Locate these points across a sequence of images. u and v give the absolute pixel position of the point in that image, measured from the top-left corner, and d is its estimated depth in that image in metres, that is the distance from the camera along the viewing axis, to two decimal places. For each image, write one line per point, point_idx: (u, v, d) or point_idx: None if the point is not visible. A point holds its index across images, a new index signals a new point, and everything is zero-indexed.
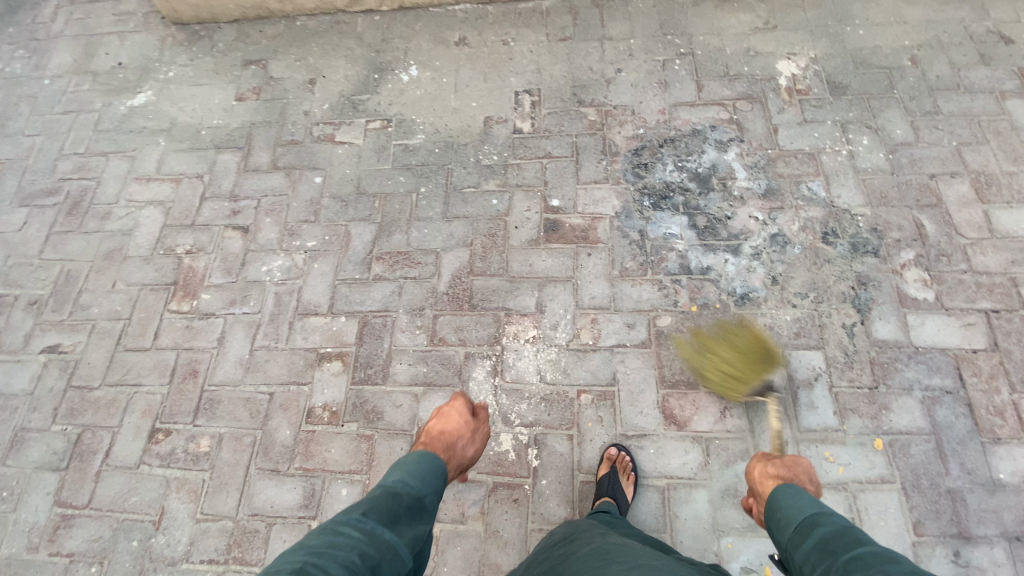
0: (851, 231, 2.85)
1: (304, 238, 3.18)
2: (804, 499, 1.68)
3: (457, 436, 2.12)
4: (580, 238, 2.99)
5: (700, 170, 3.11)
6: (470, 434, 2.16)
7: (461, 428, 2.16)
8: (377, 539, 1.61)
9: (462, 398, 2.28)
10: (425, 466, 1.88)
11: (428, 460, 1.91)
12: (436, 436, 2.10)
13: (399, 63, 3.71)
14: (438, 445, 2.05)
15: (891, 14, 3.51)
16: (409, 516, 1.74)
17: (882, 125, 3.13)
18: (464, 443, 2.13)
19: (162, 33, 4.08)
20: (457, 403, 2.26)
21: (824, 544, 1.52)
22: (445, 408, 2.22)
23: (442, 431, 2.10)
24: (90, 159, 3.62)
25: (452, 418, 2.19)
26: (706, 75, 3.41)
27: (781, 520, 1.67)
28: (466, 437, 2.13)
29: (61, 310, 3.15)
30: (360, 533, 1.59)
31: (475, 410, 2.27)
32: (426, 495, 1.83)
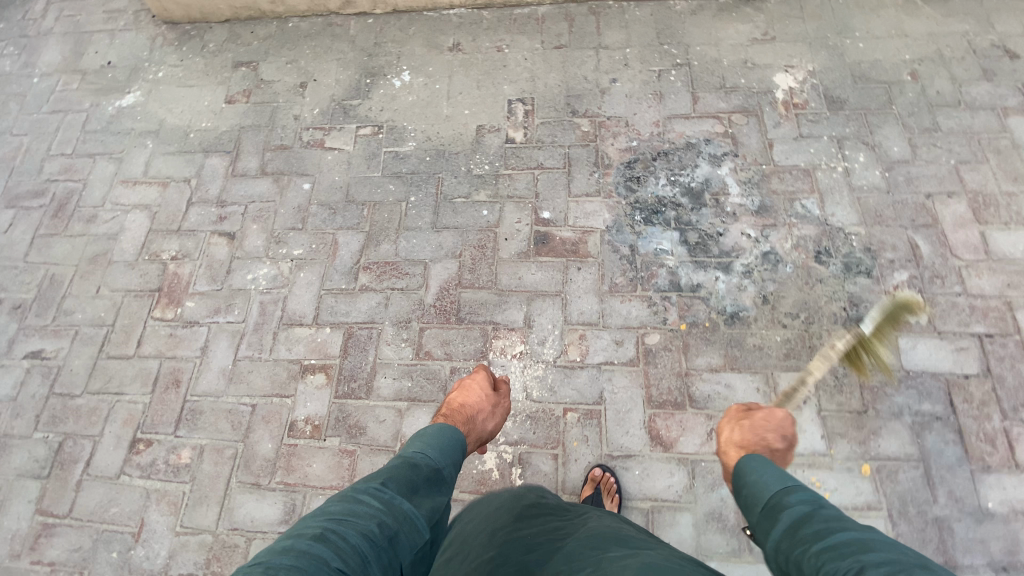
0: (844, 250, 2.81)
1: (291, 246, 3.14)
2: (769, 476, 1.57)
3: (477, 409, 2.14)
4: (569, 252, 2.95)
5: (693, 185, 3.06)
6: (490, 408, 2.18)
7: (483, 402, 2.17)
8: (395, 508, 1.56)
9: (484, 372, 2.30)
10: (445, 437, 1.85)
11: (448, 432, 1.90)
12: (457, 408, 2.12)
13: (392, 68, 3.66)
14: (458, 417, 2.07)
15: (891, 27, 3.46)
16: (426, 488, 1.69)
17: (879, 141, 3.09)
18: (483, 417, 2.14)
19: (152, 33, 4.02)
20: (480, 376, 2.27)
21: (794, 529, 1.39)
22: (467, 381, 2.23)
23: (462, 404, 2.13)
24: (77, 161, 3.58)
25: (473, 392, 2.20)
26: (702, 87, 3.36)
27: (749, 498, 1.56)
28: (486, 411, 2.14)
29: (44, 315, 3.11)
30: (379, 501, 1.55)
31: (497, 384, 2.28)
32: (446, 468, 1.79)
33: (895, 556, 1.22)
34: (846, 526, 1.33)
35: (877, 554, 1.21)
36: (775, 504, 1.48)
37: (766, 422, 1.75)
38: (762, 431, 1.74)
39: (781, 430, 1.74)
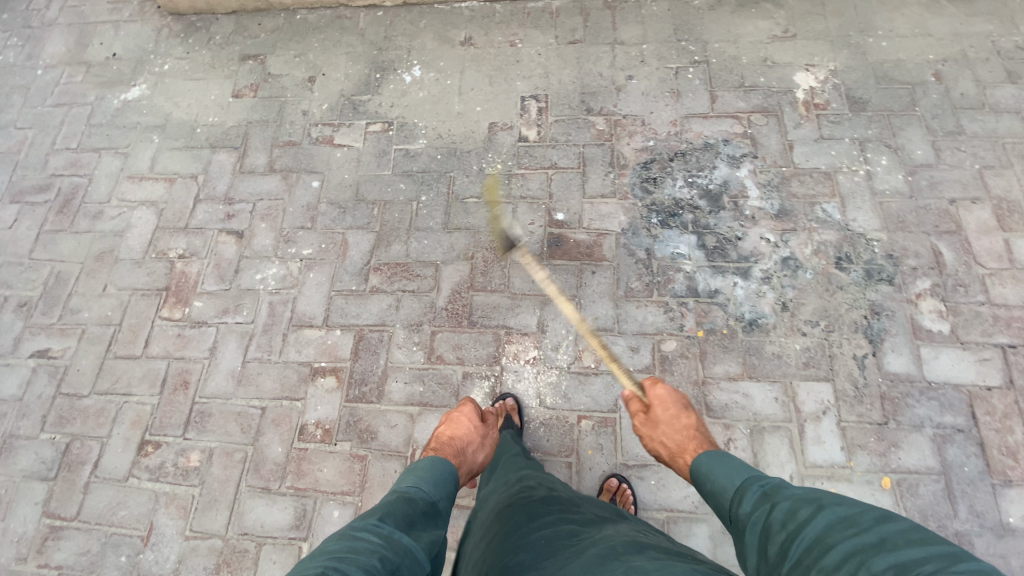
0: (866, 257, 2.75)
1: (300, 245, 3.09)
2: (723, 481, 1.65)
3: (466, 441, 2.12)
4: (584, 255, 2.90)
5: (711, 187, 3.00)
6: (480, 440, 2.16)
7: (472, 434, 2.15)
8: (395, 543, 1.54)
9: (471, 404, 2.29)
10: (438, 470, 1.86)
11: (440, 465, 1.89)
12: (446, 441, 2.08)
13: (402, 63, 3.57)
14: (448, 451, 2.03)
15: (915, 25, 3.37)
16: (423, 521, 1.70)
17: (902, 144, 3.01)
18: (474, 450, 2.12)
19: (158, 24, 3.94)
20: (467, 408, 2.26)
21: (760, 537, 1.43)
22: (454, 414, 2.20)
23: (451, 437, 2.09)
24: (82, 155, 3.52)
25: (462, 424, 2.18)
26: (720, 85, 3.28)
27: (719, 503, 1.65)
28: (476, 443, 2.12)
29: (50, 313, 3.07)
30: (379, 536, 1.53)
31: (484, 415, 2.28)
32: (440, 500, 1.80)
33: (856, 536, 1.26)
34: (801, 521, 1.35)
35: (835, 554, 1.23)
36: (738, 515, 1.54)
37: (662, 406, 2.04)
38: (670, 412, 2.00)
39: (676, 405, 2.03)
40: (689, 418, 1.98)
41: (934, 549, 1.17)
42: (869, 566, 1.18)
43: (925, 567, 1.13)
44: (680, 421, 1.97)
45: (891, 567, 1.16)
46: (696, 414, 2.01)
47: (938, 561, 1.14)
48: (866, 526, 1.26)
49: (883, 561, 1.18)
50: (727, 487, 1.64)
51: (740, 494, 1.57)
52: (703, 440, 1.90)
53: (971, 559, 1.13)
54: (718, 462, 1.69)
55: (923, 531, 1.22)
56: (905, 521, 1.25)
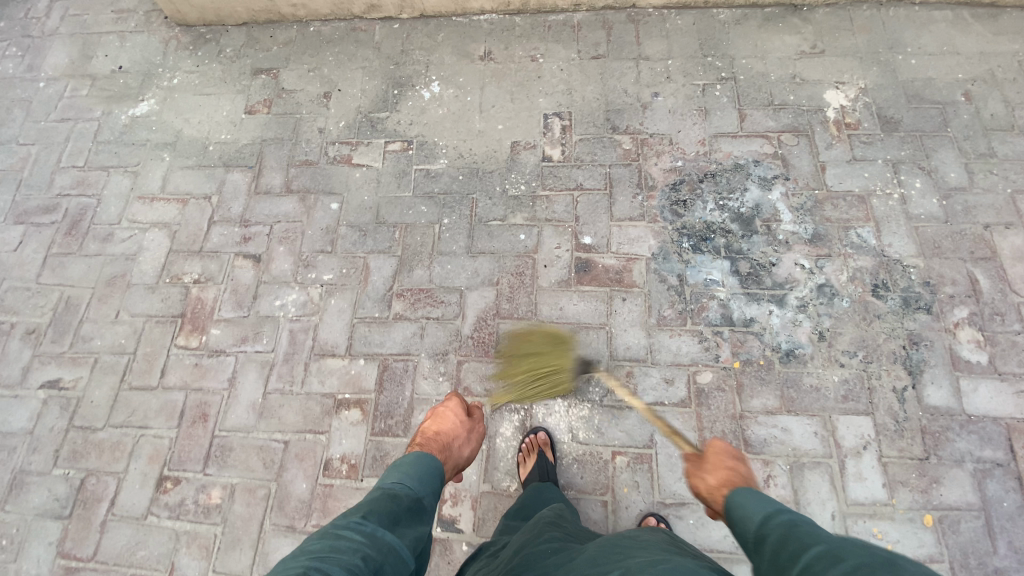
0: (903, 284, 2.69)
1: (319, 270, 3.00)
2: (750, 505, 1.54)
3: (452, 436, 2.12)
4: (613, 281, 2.82)
5: (743, 210, 2.93)
6: (465, 434, 2.17)
7: (457, 428, 2.16)
8: (378, 540, 1.54)
9: (456, 399, 2.30)
10: (422, 466, 1.84)
11: (424, 460, 1.88)
12: (432, 436, 2.08)
13: (420, 78, 3.48)
14: (434, 445, 2.04)
15: (945, 42, 3.30)
16: (408, 518, 1.68)
17: (935, 167, 2.95)
18: (459, 444, 2.12)
19: (165, 35, 3.82)
20: (452, 403, 2.27)
21: (776, 547, 1.37)
22: (440, 409, 2.22)
23: (437, 432, 2.10)
24: (89, 174, 3.41)
25: (447, 418, 2.19)
26: (748, 103, 3.21)
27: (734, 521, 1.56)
28: (461, 437, 2.13)
29: (61, 341, 2.97)
30: (362, 534, 1.52)
31: (470, 410, 2.29)
32: (426, 496, 1.78)
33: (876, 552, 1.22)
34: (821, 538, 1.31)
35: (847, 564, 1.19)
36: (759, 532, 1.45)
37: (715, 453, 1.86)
38: (722, 457, 1.82)
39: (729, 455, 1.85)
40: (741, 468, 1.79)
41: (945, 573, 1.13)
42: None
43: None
44: (727, 461, 1.80)
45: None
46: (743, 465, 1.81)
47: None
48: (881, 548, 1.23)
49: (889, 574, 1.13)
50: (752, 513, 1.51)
51: (766, 513, 1.48)
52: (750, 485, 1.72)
53: None
54: (748, 489, 1.59)
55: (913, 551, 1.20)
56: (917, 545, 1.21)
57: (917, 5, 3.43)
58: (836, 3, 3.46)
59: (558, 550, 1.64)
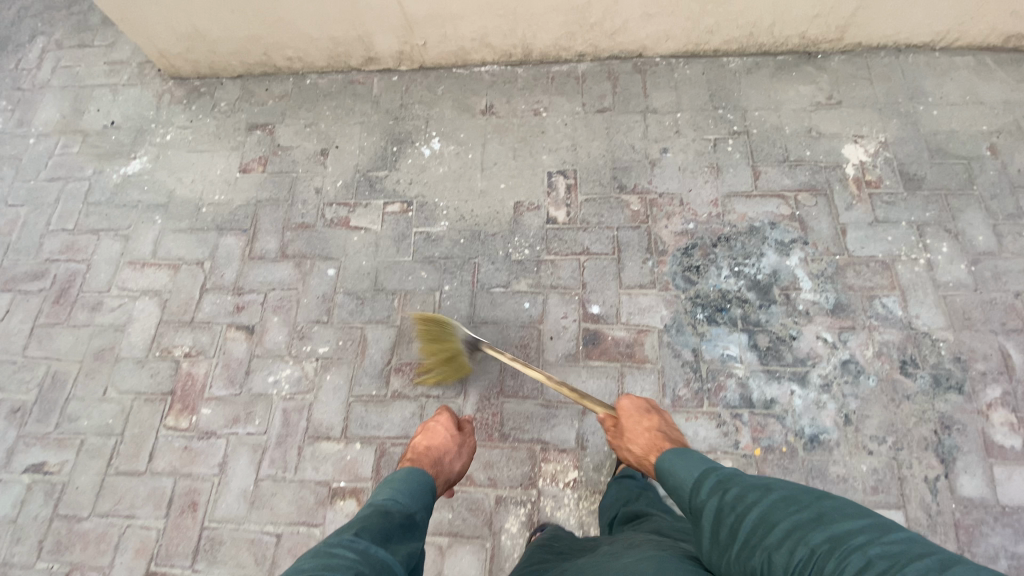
0: (933, 360, 2.53)
1: (314, 342, 2.85)
2: (682, 476, 1.72)
3: (442, 451, 2.18)
4: (624, 356, 2.67)
5: (760, 277, 2.77)
6: (456, 448, 2.22)
7: (448, 443, 2.21)
8: (372, 557, 1.52)
9: (447, 414, 2.34)
10: (413, 481, 1.86)
11: (416, 476, 1.90)
12: (423, 451, 2.13)
13: (420, 134, 3.37)
14: (425, 461, 2.09)
15: (968, 90, 3.15)
16: (399, 535, 1.67)
17: (963, 229, 2.79)
18: (450, 458, 2.18)
19: (159, 88, 3.73)
20: (443, 418, 2.32)
21: (715, 520, 1.52)
22: (430, 424, 2.27)
23: (428, 447, 2.15)
24: (79, 238, 3.30)
25: (438, 433, 2.24)
26: (762, 160, 3.06)
27: (680, 494, 1.72)
28: (452, 451, 2.18)
29: (48, 421, 2.86)
30: (355, 552, 1.50)
31: (461, 424, 2.33)
32: (417, 512, 1.78)
33: (805, 514, 1.39)
34: (750, 503, 1.48)
35: (777, 531, 1.37)
36: (695, 503, 1.63)
37: (627, 415, 2.15)
38: (634, 421, 2.12)
39: (640, 411, 2.15)
40: (652, 421, 2.10)
41: (863, 522, 1.31)
42: (808, 540, 1.32)
43: (855, 538, 1.27)
44: (642, 425, 2.09)
45: (826, 540, 1.29)
46: (659, 418, 2.13)
47: (869, 533, 1.27)
48: (806, 503, 1.41)
49: (820, 535, 1.31)
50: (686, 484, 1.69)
51: (699, 480, 1.66)
52: (668, 439, 2.02)
53: (897, 532, 1.28)
54: (677, 456, 1.77)
55: (856, 507, 1.37)
56: (841, 498, 1.40)
57: (937, 52, 3.28)
58: (853, 50, 3.30)
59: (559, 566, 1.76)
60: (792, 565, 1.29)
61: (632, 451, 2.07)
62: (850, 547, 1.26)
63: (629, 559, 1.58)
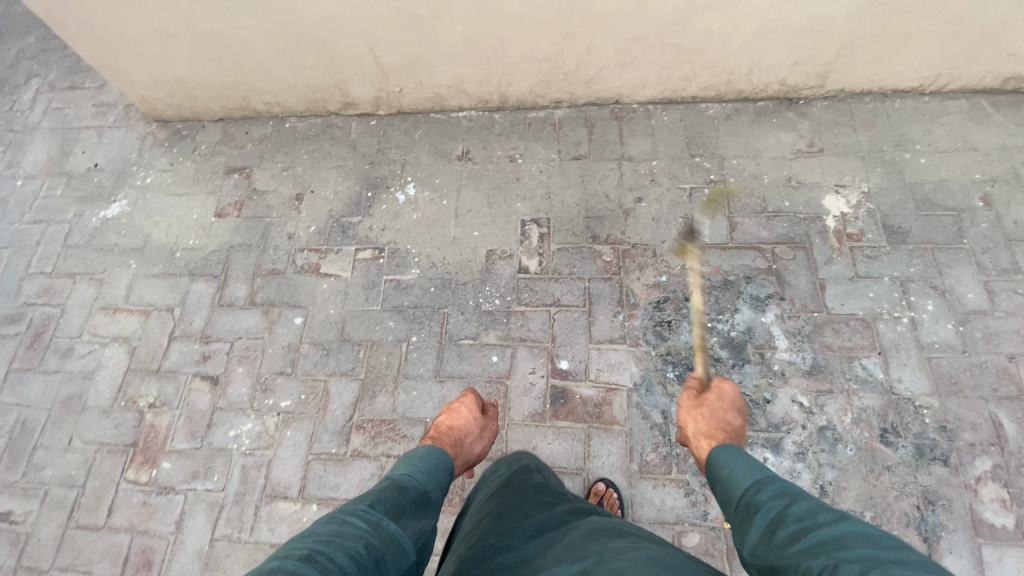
0: (915, 428, 2.42)
1: (278, 395, 2.81)
2: (740, 469, 1.65)
3: (464, 432, 2.23)
4: (591, 416, 2.56)
5: (734, 334, 2.67)
6: (478, 431, 2.26)
7: (470, 425, 2.26)
8: (382, 530, 1.52)
9: (472, 397, 2.40)
10: (433, 460, 1.85)
11: (436, 455, 1.90)
12: (445, 430, 2.19)
13: (395, 179, 3.35)
14: (447, 440, 2.14)
15: (957, 137, 3.05)
16: (412, 511, 1.67)
17: (950, 286, 2.68)
18: (471, 441, 2.22)
19: (142, 130, 3.77)
20: (468, 400, 2.37)
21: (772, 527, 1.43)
22: (455, 405, 2.34)
23: (451, 427, 2.21)
24: (57, 281, 3.32)
25: (461, 414, 2.29)
26: (740, 210, 2.99)
27: (728, 491, 1.64)
28: (474, 434, 2.22)
29: (12, 471, 2.83)
30: (367, 522, 1.51)
31: (485, 409, 2.39)
32: (433, 491, 1.78)
33: (877, 547, 1.25)
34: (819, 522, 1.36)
35: (852, 551, 1.24)
36: (749, 499, 1.55)
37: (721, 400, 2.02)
38: (721, 406, 1.99)
39: (735, 406, 1.99)
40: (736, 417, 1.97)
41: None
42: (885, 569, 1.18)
43: None
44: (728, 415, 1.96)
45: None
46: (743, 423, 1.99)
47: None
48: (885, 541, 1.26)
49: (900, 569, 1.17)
50: (742, 477, 1.63)
51: (758, 483, 1.57)
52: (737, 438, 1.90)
53: None
54: (741, 455, 1.68)
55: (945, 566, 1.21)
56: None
57: (926, 96, 3.17)
58: (836, 96, 3.22)
59: (538, 528, 1.66)
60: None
61: (694, 426, 1.96)
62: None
63: (617, 545, 1.47)
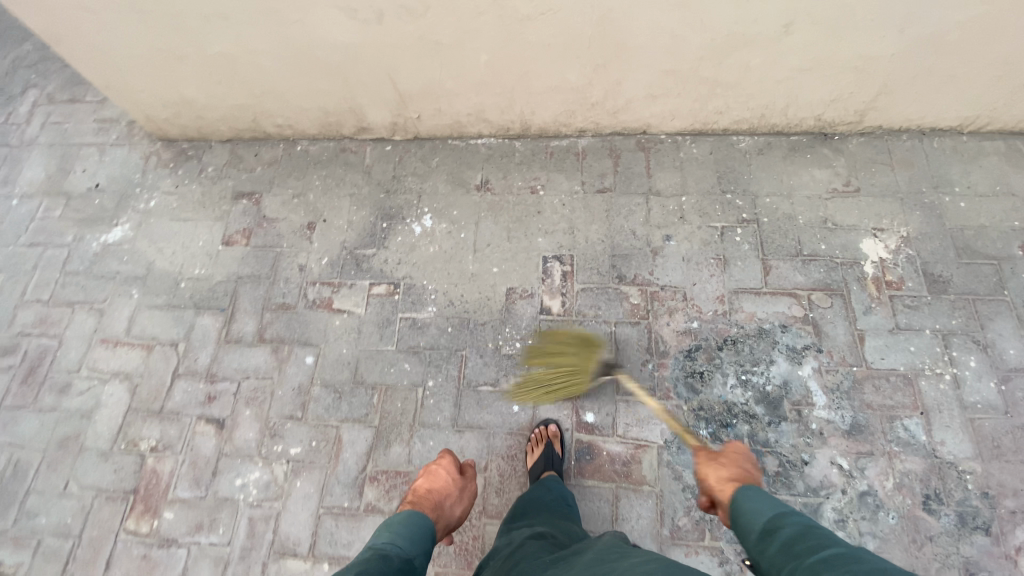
0: (959, 496, 2.29)
1: (287, 441, 2.67)
2: (765, 499, 1.61)
3: (443, 495, 2.11)
4: (620, 475, 2.44)
5: (769, 388, 2.55)
6: (457, 492, 2.16)
7: (449, 486, 2.16)
8: None
9: (449, 456, 2.29)
10: (413, 525, 1.85)
11: (416, 520, 1.88)
12: (423, 495, 2.09)
13: (411, 209, 3.21)
14: (426, 504, 2.04)
15: (998, 180, 2.92)
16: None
17: (993, 341, 2.56)
18: (451, 502, 2.11)
19: (146, 149, 3.61)
20: (446, 460, 2.26)
21: (792, 543, 1.43)
22: (432, 467, 2.22)
23: (429, 490, 2.10)
24: (54, 311, 3.16)
25: (440, 476, 2.19)
26: (773, 253, 2.86)
27: (746, 513, 1.60)
28: (453, 495, 2.12)
29: (4, 517, 2.68)
30: None
31: (463, 468, 2.28)
32: (416, 557, 1.78)
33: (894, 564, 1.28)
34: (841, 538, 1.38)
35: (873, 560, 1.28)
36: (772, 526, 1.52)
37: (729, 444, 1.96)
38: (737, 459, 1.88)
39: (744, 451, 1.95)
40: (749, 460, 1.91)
41: None
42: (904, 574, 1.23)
43: None
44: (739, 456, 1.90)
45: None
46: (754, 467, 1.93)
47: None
48: None
49: None
50: (762, 510, 1.58)
51: (781, 508, 1.56)
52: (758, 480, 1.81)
53: None
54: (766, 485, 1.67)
55: None
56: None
57: (965, 135, 3.04)
58: (872, 132, 3.09)
59: (555, 562, 1.70)
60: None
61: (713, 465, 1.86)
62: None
63: (637, 561, 1.55)
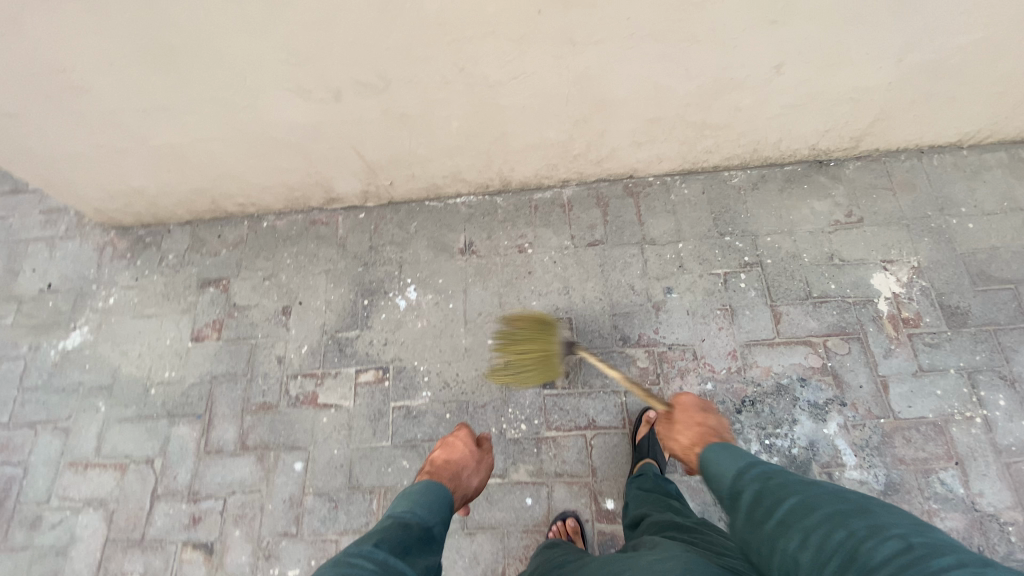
0: (1003, 551, 2.16)
1: (283, 562, 2.47)
2: (725, 461, 1.63)
3: (462, 464, 2.08)
4: None
5: (795, 452, 2.39)
6: (475, 463, 2.11)
7: (467, 458, 2.11)
8: (389, 569, 1.45)
9: (466, 429, 2.26)
10: (433, 494, 1.78)
11: (437, 488, 1.82)
12: (441, 465, 2.05)
13: (393, 282, 2.99)
14: (444, 474, 1.99)
15: (1004, 196, 2.79)
16: (419, 547, 1.60)
17: (1021, 375, 2.43)
18: (469, 474, 2.06)
19: (100, 239, 3.34)
20: (462, 433, 2.23)
21: (751, 504, 1.49)
22: (449, 439, 2.19)
23: (448, 460, 2.07)
24: (15, 434, 2.88)
25: (457, 448, 2.14)
26: (782, 297, 2.70)
27: (716, 484, 1.64)
28: (471, 466, 2.07)
29: None
30: (373, 563, 1.44)
31: (480, 440, 2.24)
32: (436, 525, 1.71)
33: (837, 506, 1.35)
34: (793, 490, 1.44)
35: (819, 511, 1.34)
36: (734, 490, 1.56)
37: (684, 410, 1.93)
38: (689, 413, 1.90)
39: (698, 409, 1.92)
40: (711, 419, 1.87)
41: (907, 517, 1.28)
42: (847, 524, 1.29)
43: (898, 530, 1.24)
44: (701, 420, 1.86)
45: (868, 526, 1.26)
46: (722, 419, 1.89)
47: (916, 524, 1.26)
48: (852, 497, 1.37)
49: (862, 522, 1.28)
50: (727, 470, 1.62)
51: (739, 468, 1.59)
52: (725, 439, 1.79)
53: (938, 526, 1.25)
54: (724, 443, 1.68)
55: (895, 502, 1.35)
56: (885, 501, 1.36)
57: (964, 150, 2.91)
58: (869, 155, 2.95)
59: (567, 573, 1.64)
60: (828, 545, 1.27)
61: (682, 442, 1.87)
62: (892, 533, 1.24)
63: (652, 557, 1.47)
